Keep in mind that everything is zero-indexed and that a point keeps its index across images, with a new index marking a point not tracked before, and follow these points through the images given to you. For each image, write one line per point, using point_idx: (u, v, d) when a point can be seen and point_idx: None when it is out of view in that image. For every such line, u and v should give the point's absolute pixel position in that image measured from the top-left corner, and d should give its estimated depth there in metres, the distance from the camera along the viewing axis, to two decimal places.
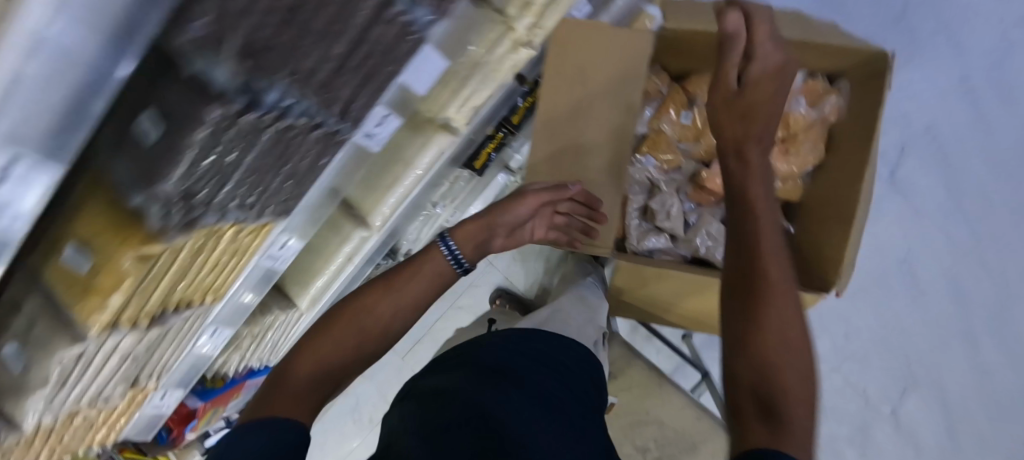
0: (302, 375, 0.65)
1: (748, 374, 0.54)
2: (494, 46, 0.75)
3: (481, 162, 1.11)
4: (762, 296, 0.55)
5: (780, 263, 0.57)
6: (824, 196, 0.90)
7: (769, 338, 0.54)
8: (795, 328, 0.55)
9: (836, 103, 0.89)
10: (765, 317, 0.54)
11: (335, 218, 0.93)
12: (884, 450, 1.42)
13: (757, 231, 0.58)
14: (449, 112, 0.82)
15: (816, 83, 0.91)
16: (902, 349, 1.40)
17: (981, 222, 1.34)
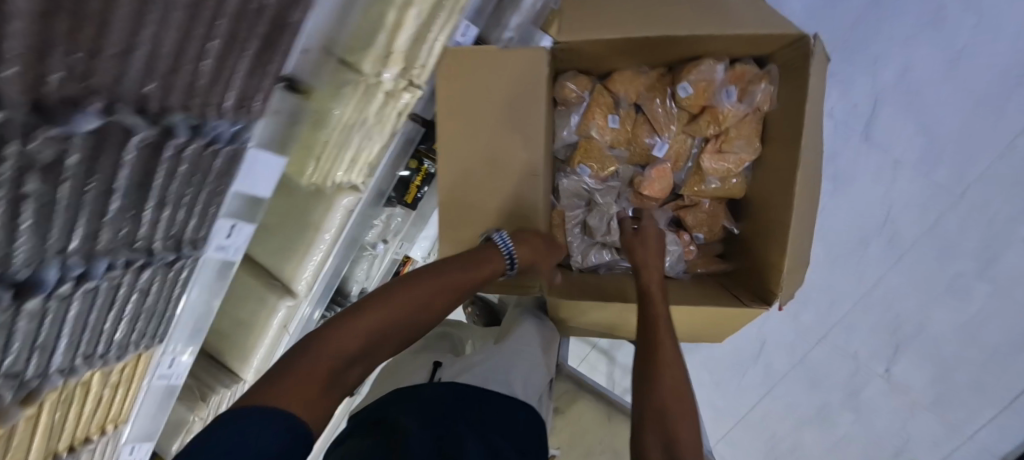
0: (330, 361, 0.60)
1: (656, 434, 0.64)
2: (364, 105, 0.68)
3: (412, 197, 1.05)
4: (659, 375, 0.69)
5: (673, 351, 0.71)
6: (767, 203, 0.81)
7: (671, 407, 0.66)
8: (684, 399, 0.67)
9: (768, 91, 0.79)
10: (663, 393, 0.67)
11: (259, 291, 0.90)
12: (876, 409, 1.41)
13: (655, 326, 0.73)
14: (341, 177, 0.77)
15: (744, 68, 0.81)
16: (889, 307, 1.35)
17: (971, 164, 1.21)
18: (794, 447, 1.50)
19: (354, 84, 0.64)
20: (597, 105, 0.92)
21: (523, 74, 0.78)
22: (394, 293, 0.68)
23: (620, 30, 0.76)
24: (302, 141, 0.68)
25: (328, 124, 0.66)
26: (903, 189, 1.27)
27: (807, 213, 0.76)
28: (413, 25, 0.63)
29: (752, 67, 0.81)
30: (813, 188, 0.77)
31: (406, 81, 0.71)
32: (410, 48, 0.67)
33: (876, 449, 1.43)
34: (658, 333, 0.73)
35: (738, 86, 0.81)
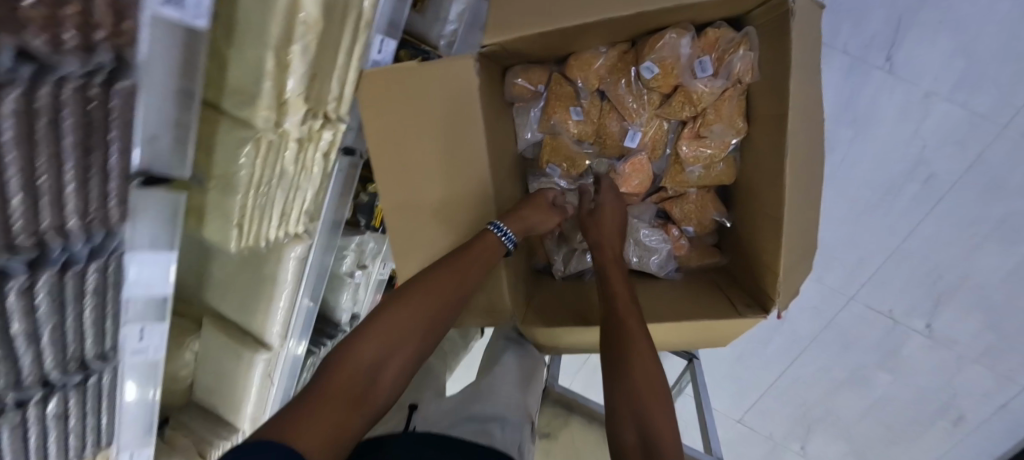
0: (350, 381, 0.55)
1: (631, 428, 0.58)
2: (274, 158, 0.60)
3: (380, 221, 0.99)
4: (629, 364, 0.62)
5: (644, 337, 0.64)
6: (752, 192, 0.71)
7: (644, 397, 0.59)
8: (657, 387, 0.60)
9: (747, 58, 0.66)
10: (633, 381, 0.61)
11: (232, 346, 0.88)
12: (916, 366, 1.31)
13: (620, 315, 0.66)
14: (275, 233, 0.70)
15: (715, 34, 0.68)
16: (927, 258, 1.21)
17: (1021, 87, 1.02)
18: (828, 411, 1.44)
19: (253, 141, 0.56)
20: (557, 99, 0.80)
21: (451, 88, 0.67)
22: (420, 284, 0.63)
23: (558, 16, 0.63)
24: (216, 208, 0.61)
25: (237, 188, 0.59)
26: (934, 126, 1.10)
27: (805, 199, 0.64)
28: (301, 64, 0.53)
29: (726, 31, 0.68)
30: (810, 168, 0.64)
31: (319, 120, 0.62)
32: (309, 87, 0.58)
33: (919, 407, 1.34)
34: (624, 320, 0.66)
35: (711, 57, 0.69)
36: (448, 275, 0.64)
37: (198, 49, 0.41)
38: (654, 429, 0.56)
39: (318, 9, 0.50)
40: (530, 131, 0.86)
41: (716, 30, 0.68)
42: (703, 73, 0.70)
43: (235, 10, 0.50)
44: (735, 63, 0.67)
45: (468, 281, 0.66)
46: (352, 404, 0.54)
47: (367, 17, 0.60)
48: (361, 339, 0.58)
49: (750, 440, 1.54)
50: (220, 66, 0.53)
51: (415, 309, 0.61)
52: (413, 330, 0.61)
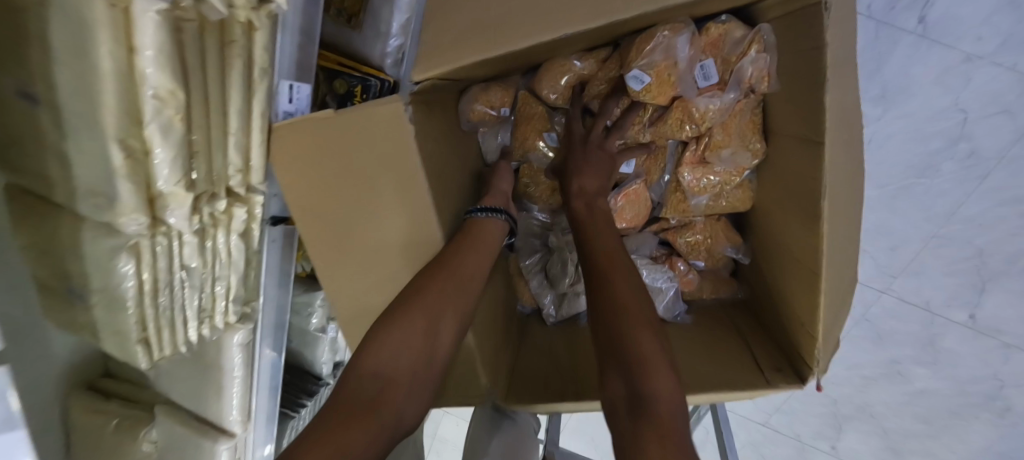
0: (369, 384, 0.49)
1: (616, 373, 0.46)
2: (169, 262, 0.48)
3: None
4: (608, 295, 0.51)
5: (623, 265, 0.54)
6: (776, 225, 0.57)
7: (626, 331, 0.48)
8: (643, 314, 0.49)
9: (761, 62, 0.52)
10: (609, 313, 0.50)
11: (188, 436, 0.78)
12: (959, 358, 1.12)
13: (592, 250, 0.56)
14: (197, 332, 0.58)
15: (718, 31, 0.54)
16: (969, 243, 1.00)
17: None
18: (860, 408, 1.28)
19: (128, 249, 0.44)
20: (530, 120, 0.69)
21: (381, 140, 0.51)
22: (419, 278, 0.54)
23: (512, 31, 0.48)
24: (110, 325, 0.50)
25: (124, 303, 0.47)
26: (979, 90, 0.88)
27: (848, 241, 0.49)
28: (166, 149, 0.40)
29: (734, 29, 0.53)
30: (854, 200, 0.49)
31: (222, 202, 0.49)
32: (194, 169, 0.44)
33: (964, 399, 1.17)
34: (596, 253, 0.56)
35: (714, 60, 0.54)
36: (445, 269, 0.54)
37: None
38: (642, 373, 0.44)
39: (168, 78, 0.36)
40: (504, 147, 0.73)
41: (719, 27, 0.54)
42: (705, 82, 0.56)
43: (56, 94, 0.36)
44: (745, 68, 0.53)
45: (465, 271, 0.55)
46: (369, 407, 0.47)
47: (260, 64, 0.46)
48: (370, 343, 0.51)
49: (776, 442, 1.41)
50: (62, 163, 0.40)
51: (422, 309, 0.52)
52: (419, 326, 0.52)
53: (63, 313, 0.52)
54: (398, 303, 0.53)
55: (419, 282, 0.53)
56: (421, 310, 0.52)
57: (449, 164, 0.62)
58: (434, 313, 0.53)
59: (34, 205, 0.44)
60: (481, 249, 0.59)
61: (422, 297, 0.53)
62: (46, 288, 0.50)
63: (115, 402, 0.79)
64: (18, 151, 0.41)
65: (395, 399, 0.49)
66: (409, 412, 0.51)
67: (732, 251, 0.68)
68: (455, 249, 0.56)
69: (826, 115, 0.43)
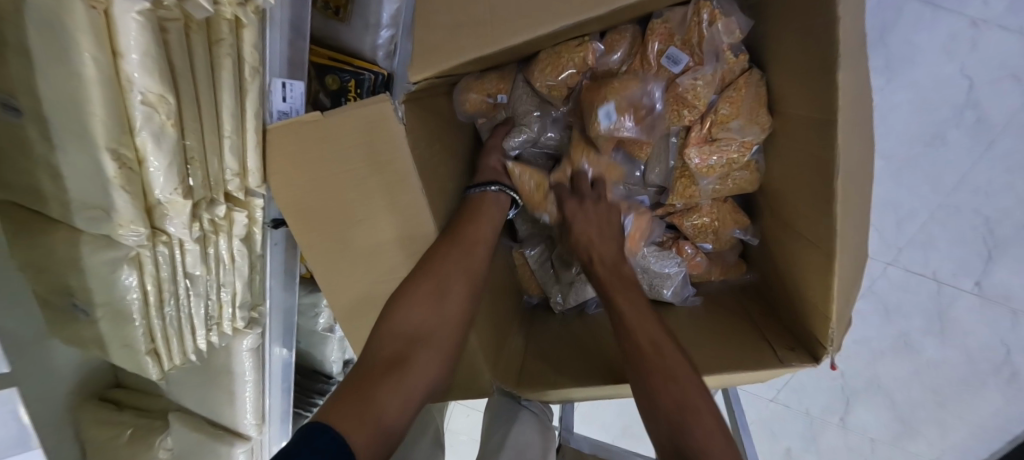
0: (391, 346, 0.49)
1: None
2: (172, 271, 0.47)
3: None
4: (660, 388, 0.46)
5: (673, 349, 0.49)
6: (785, 204, 0.55)
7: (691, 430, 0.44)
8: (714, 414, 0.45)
9: (729, 25, 0.53)
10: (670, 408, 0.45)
11: (203, 442, 0.78)
12: (968, 328, 1.12)
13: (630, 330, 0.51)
14: (205, 340, 0.57)
15: (666, 22, 0.56)
16: (976, 213, 0.99)
17: None
18: (870, 381, 1.28)
19: (129, 261, 0.43)
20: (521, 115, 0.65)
21: (367, 140, 0.49)
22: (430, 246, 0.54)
23: (504, 29, 0.46)
24: (117, 338, 0.49)
25: (130, 316, 0.47)
26: (983, 55, 0.87)
27: (861, 218, 0.48)
28: (161, 156, 0.39)
29: (674, 16, 0.55)
30: (865, 176, 0.48)
31: (221, 208, 0.48)
32: (191, 176, 0.43)
33: (972, 368, 1.17)
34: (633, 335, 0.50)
35: (677, 46, 0.55)
36: (453, 236, 0.54)
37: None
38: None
39: (157, 82, 0.35)
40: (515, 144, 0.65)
41: (662, 23, 0.56)
42: (677, 68, 0.56)
43: (41, 106, 0.35)
44: (717, 36, 0.54)
45: (470, 236, 0.55)
46: (388, 372, 0.47)
47: (250, 63, 0.44)
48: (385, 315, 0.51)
49: (786, 418, 1.42)
50: (54, 176, 0.39)
51: (435, 274, 0.52)
52: (429, 293, 0.51)
53: (68, 329, 0.51)
54: (411, 273, 0.53)
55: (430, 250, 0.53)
56: (432, 278, 0.51)
57: (443, 161, 0.61)
58: (446, 277, 0.52)
59: (28, 221, 0.43)
60: (487, 218, 0.59)
61: (432, 263, 0.52)
62: (46, 305, 0.49)
63: (128, 412, 0.79)
64: (6, 167, 0.40)
65: (418, 358, 0.49)
66: (432, 376, 0.50)
67: (740, 234, 0.67)
68: (461, 222, 0.56)
69: (840, 91, 0.41)
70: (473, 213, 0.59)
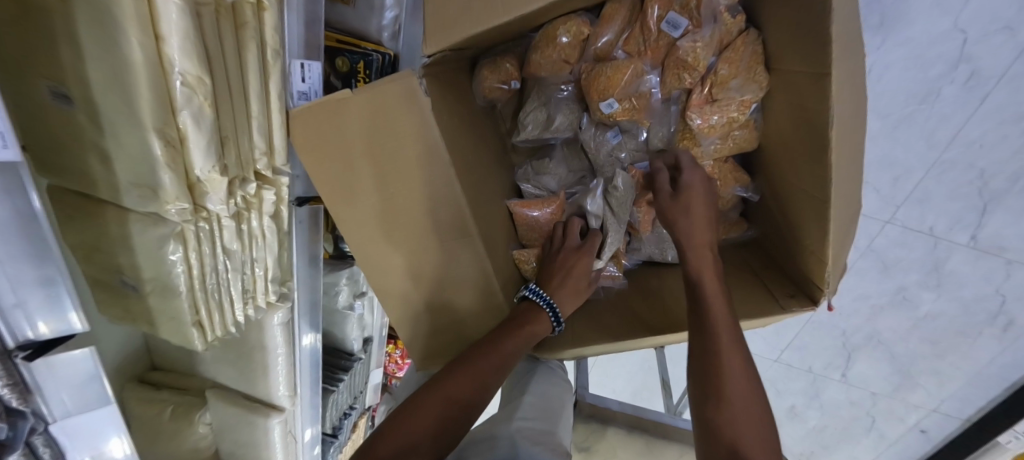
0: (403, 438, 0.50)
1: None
2: (211, 245, 0.51)
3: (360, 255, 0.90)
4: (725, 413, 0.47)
5: (752, 385, 0.48)
6: (783, 158, 0.58)
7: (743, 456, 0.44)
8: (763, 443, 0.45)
9: None
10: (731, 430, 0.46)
11: (240, 415, 0.83)
12: (965, 280, 1.14)
13: (714, 325, 0.51)
14: (243, 313, 0.61)
15: None
16: (971, 166, 0.99)
17: None
18: (869, 336, 1.32)
19: (175, 236, 0.46)
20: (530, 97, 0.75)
21: (372, 115, 0.52)
22: (446, 371, 0.56)
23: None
24: (165, 312, 0.53)
25: (176, 289, 0.50)
26: (977, 9, 0.83)
27: (853, 167, 0.51)
28: (201, 136, 0.42)
29: None
30: (857, 127, 0.51)
31: (252, 185, 0.51)
32: (226, 155, 0.46)
33: (968, 318, 1.20)
34: (725, 358, 0.49)
35: (678, 11, 0.57)
36: (469, 361, 0.56)
37: (28, 180, 0.30)
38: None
39: (195, 64, 0.38)
40: (531, 125, 0.71)
41: None
42: (676, 33, 0.58)
43: (92, 94, 0.38)
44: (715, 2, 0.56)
45: (486, 367, 0.56)
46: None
47: (272, 45, 0.47)
48: (393, 421, 0.52)
49: (789, 375, 1.49)
50: (103, 159, 0.42)
51: (440, 392, 0.54)
52: (434, 409, 0.52)
53: (121, 307, 0.56)
54: (432, 380, 0.56)
55: (455, 364, 0.57)
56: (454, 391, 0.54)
57: (462, 133, 0.63)
58: (467, 393, 0.54)
59: (82, 204, 0.47)
60: (528, 331, 0.60)
61: (454, 375, 0.55)
62: (100, 283, 0.54)
63: (166, 391, 0.84)
64: (61, 154, 0.43)
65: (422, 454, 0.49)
66: None
67: (742, 192, 0.68)
68: (493, 336, 0.58)
69: (833, 43, 0.44)
70: (506, 324, 0.60)
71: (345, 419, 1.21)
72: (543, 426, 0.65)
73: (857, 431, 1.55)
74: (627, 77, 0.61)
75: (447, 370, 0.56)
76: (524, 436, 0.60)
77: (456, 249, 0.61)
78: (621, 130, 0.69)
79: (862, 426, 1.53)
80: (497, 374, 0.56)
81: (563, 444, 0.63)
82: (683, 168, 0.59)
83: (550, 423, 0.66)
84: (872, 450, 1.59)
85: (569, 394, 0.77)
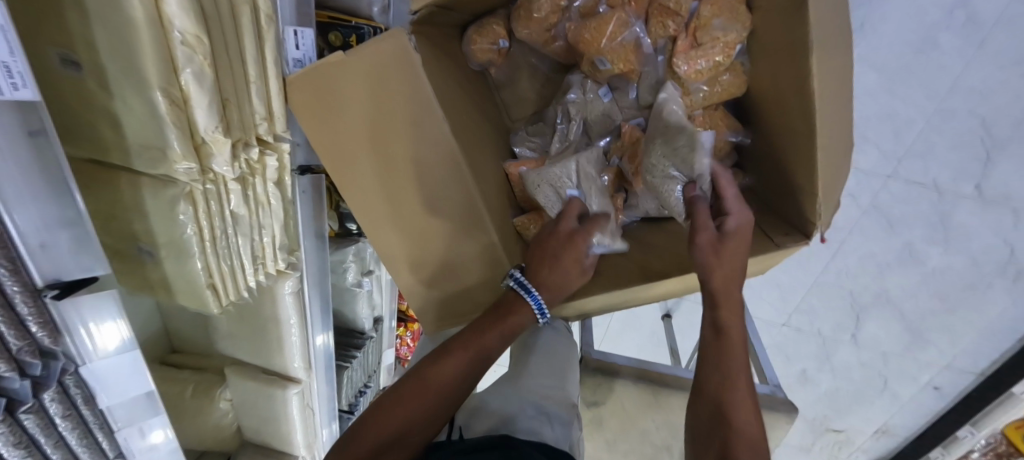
0: (382, 437, 0.51)
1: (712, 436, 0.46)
2: (219, 208, 0.53)
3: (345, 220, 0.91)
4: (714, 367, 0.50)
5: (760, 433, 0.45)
6: (771, 96, 0.59)
7: (727, 424, 0.46)
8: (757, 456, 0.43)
9: None
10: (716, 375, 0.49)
11: (259, 389, 0.86)
12: (972, 232, 1.13)
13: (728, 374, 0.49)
14: (254, 278, 0.64)
15: None
16: (971, 114, 0.98)
17: None
18: (878, 295, 1.31)
19: (185, 197, 0.49)
20: (520, 69, 0.79)
21: (368, 80, 0.54)
22: (440, 359, 0.55)
23: None
24: (179, 276, 0.56)
25: (189, 251, 0.53)
26: None
27: (836, 97, 0.53)
28: (203, 96, 0.44)
29: None
30: (838, 60, 0.52)
31: (255, 149, 0.53)
32: (229, 117, 0.49)
33: (976, 270, 1.19)
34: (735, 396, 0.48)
35: None
36: (462, 346, 0.56)
37: (60, 154, 0.34)
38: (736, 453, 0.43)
39: (194, 23, 0.40)
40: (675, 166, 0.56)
41: None
42: None
43: (99, 57, 0.40)
44: None
45: (484, 352, 0.57)
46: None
47: (266, 11, 0.49)
48: (386, 406, 0.53)
49: (800, 339, 1.48)
50: (112, 123, 0.44)
51: (433, 380, 0.54)
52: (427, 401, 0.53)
53: (137, 274, 0.58)
54: (428, 362, 0.56)
55: (439, 354, 0.56)
56: (435, 385, 0.54)
57: (457, 93, 0.66)
58: (458, 380, 0.55)
59: (94, 171, 0.49)
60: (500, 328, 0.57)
61: (438, 367, 0.55)
62: (116, 252, 0.56)
63: (187, 370, 0.87)
64: (71, 120, 0.45)
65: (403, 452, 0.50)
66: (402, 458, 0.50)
67: (735, 138, 0.68)
68: (490, 316, 0.58)
69: None
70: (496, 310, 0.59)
71: (360, 397, 1.24)
72: (558, 389, 0.69)
73: (870, 392, 1.54)
74: (612, 25, 0.62)
75: (441, 357, 0.56)
76: (539, 398, 0.65)
77: (452, 205, 0.62)
78: (611, 88, 0.71)
79: (875, 387, 1.52)
80: (489, 356, 0.57)
81: (576, 406, 0.68)
82: (727, 201, 0.54)
83: (564, 387, 0.70)
84: (885, 413, 1.58)
85: (572, 352, 0.79)
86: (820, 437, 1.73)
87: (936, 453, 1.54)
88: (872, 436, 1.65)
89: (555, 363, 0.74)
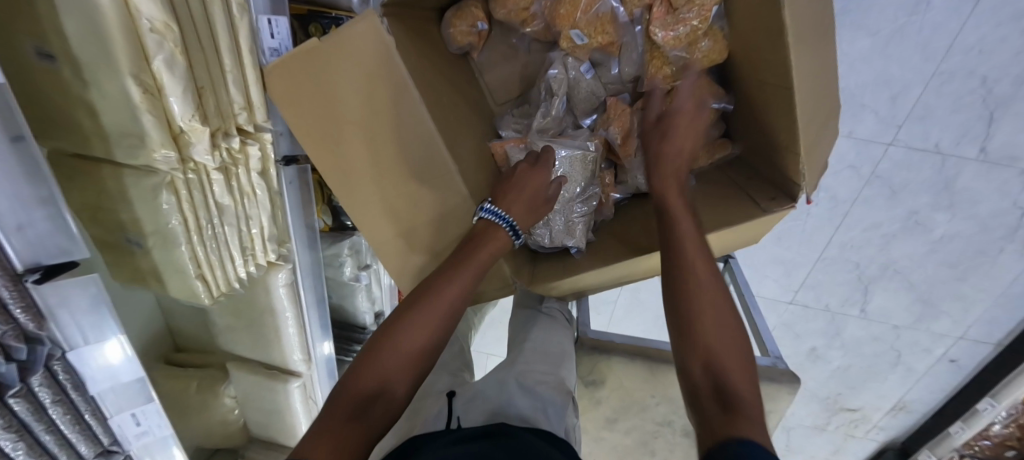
0: (361, 393, 0.46)
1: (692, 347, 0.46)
2: (203, 198, 0.54)
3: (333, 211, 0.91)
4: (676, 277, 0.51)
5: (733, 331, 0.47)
6: (750, 58, 0.58)
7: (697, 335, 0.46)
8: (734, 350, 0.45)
9: None
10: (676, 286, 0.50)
11: (261, 383, 0.88)
12: (978, 196, 1.10)
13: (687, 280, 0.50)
14: (244, 269, 0.65)
15: None
16: (971, 74, 0.94)
17: None
18: (885, 267, 1.28)
19: (167, 186, 0.50)
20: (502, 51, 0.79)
21: (349, 65, 0.54)
22: (415, 310, 0.52)
23: None
24: (168, 266, 0.57)
25: (176, 240, 0.54)
26: None
27: (813, 52, 0.52)
28: (176, 83, 0.44)
29: None
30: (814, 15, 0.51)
31: (235, 139, 0.54)
32: (205, 105, 0.49)
33: (985, 235, 1.16)
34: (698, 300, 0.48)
35: None
36: (439, 292, 0.54)
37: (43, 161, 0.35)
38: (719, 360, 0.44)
39: (159, 9, 0.40)
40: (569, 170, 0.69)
41: None
42: None
43: (65, 46, 0.41)
44: None
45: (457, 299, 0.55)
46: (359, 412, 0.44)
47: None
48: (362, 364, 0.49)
49: (808, 317, 1.45)
50: (90, 113, 0.45)
51: (411, 332, 0.51)
52: (408, 354, 0.50)
53: (128, 267, 0.60)
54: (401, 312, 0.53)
55: (413, 305, 0.53)
56: (411, 341, 0.51)
57: (436, 77, 0.66)
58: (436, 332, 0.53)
59: (77, 164, 0.50)
60: (471, 272, 0.56)
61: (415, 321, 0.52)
62: (107, 245, 0.58)
63: (190, 368, 0.89)
64: (50, 114, 0.46)
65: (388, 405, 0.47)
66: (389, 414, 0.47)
67: (718, 105, 0.68)
68: (460, 260, 0.57)
69: None
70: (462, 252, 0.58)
71: None
72: (553, 374, 0.69)
73: (883, 368, 1.51)
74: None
75: (415, 308, 0.53)
76: (534, 383, 0.65)
77: (434, 181, 0.63)
78: (594, 64, 0.71)
79: (888, 361, 1.49)
80: (461, 304, 0.56)
81: (573, 391, 0.67)
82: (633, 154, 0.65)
83: (560, 373, 0.70)
84: (900, 388, 1.55)
85: (567, 333, 0.79)
86: (835, 416, 1.70)
87: (956, 428, 1.44)
88: (889, 412, 1.62)
89: (552, 349, 0.73)
